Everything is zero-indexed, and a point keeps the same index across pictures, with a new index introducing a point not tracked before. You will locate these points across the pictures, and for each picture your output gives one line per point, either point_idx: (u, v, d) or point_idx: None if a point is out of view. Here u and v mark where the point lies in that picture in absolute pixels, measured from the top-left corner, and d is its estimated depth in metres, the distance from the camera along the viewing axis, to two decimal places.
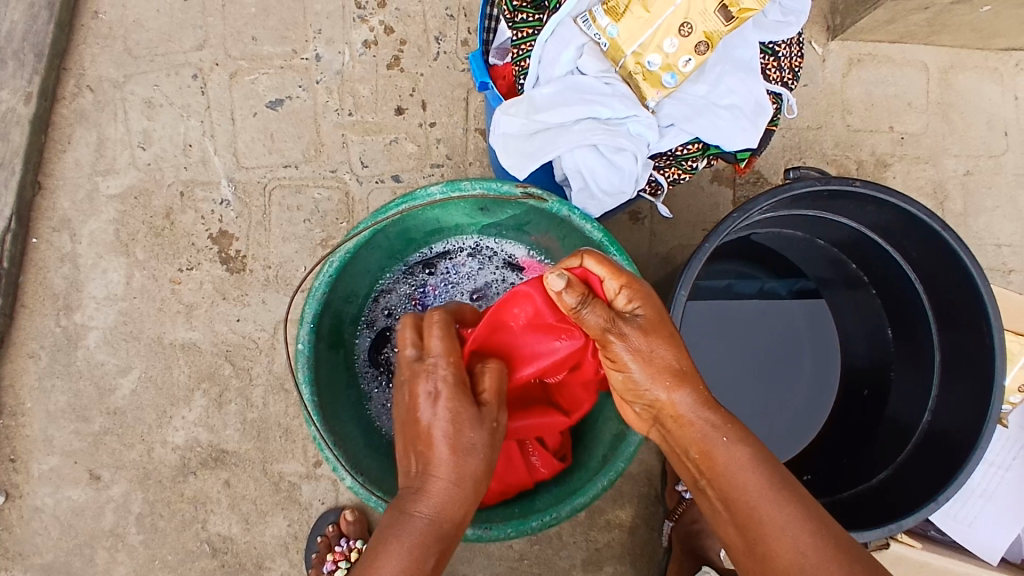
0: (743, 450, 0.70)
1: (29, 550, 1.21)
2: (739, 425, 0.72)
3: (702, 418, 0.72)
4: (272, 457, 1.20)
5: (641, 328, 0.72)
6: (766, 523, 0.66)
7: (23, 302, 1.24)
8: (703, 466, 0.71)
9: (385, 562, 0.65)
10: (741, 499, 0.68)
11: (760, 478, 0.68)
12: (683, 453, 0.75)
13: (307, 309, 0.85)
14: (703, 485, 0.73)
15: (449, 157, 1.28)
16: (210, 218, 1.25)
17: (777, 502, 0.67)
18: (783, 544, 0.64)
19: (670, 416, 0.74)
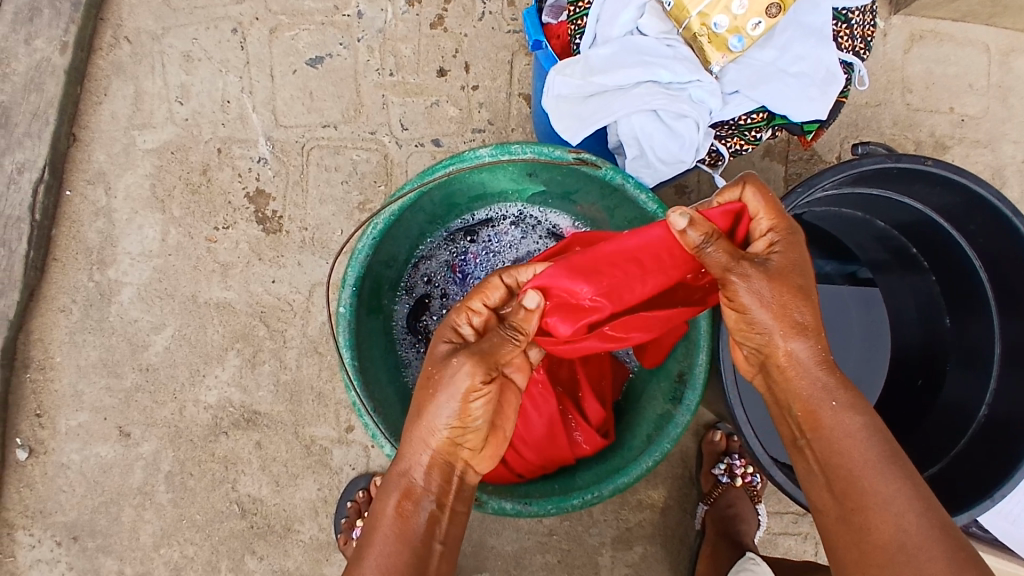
0: (854, 418, 0.67)
1: (53, 506, 1.20)
2: (853, 390, 0.69)
3: (814, 378, 0.68)
4: (304, 420, 1.20)
5: (769, 274, 0.67)
6: (868, 493, 0.65)
7: (55, 255, 1.23)
8: (807, 425, 0.69)
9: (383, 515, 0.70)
10: (843, 466, 0.66)
11: (869, 451, 0.66)
12: (784, 408, 0.72)
13: (349, 271, 0.82)
14: (801, 445, 0.70)
15: (491, 122, 1.24)
16: (247, 176, 1.23)
17: (885, 473, 0.65)
18: (884, 517, 0.64)
19: (778, 365, 0.70)
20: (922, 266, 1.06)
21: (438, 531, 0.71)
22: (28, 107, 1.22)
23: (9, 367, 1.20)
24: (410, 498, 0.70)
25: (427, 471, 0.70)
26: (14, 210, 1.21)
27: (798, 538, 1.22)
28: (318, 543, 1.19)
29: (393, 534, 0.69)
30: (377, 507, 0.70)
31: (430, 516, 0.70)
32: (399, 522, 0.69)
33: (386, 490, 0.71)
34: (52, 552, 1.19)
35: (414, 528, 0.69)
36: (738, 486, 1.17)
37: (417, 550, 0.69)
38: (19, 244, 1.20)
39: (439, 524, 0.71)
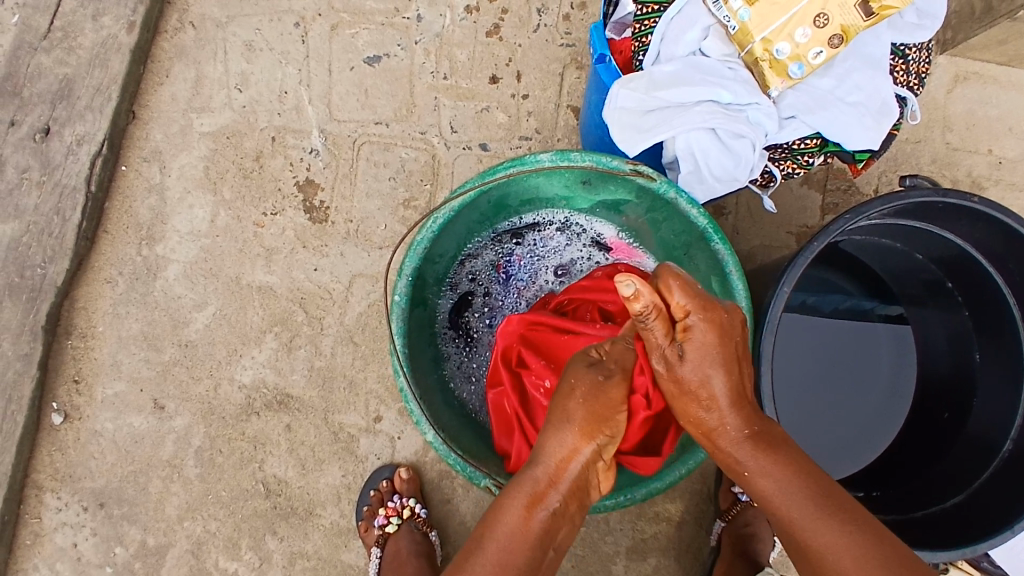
0: (771, 479, 0.72)
1: (83, 472, 1.22)
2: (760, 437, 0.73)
3: (739, 449, 0.74)
4: (334, 407, 1.22)
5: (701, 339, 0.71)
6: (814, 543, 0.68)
7: (106, 227, 1.26)
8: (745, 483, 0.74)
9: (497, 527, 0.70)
10: (794, 535, 0.70)
11: (800, 512, 0.70)
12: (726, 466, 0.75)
13: (407, 261, 0.85)
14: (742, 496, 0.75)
15: (538, 131, 1.27)
16: (298, 165, 1.26)
17: (825, 530, 0.68)
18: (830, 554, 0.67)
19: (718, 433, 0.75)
20: (956, 302, 1.06)
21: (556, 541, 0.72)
22: (92, 82, 1.26)
23: (52, 333, 1.23)
24: (535, 503, 0.71)
25: (560, 474, 0.72)
26: (70, 180, 1.25)
27: None
28: (339, 528, 1.21)
29: (519, 537, 0.69)
30: (504, 504, 0.71)
31: (551, 524, 0.71)
32: (528, 525, 0.70)
33: (515, 488, 0.72)
34: (78, 517, 1.21)
35: (538, 524, 0.70)
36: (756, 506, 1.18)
37: (533, 554, 0.69)
38: (74, 213, 1.24)
39: (558, 536, 0.72)
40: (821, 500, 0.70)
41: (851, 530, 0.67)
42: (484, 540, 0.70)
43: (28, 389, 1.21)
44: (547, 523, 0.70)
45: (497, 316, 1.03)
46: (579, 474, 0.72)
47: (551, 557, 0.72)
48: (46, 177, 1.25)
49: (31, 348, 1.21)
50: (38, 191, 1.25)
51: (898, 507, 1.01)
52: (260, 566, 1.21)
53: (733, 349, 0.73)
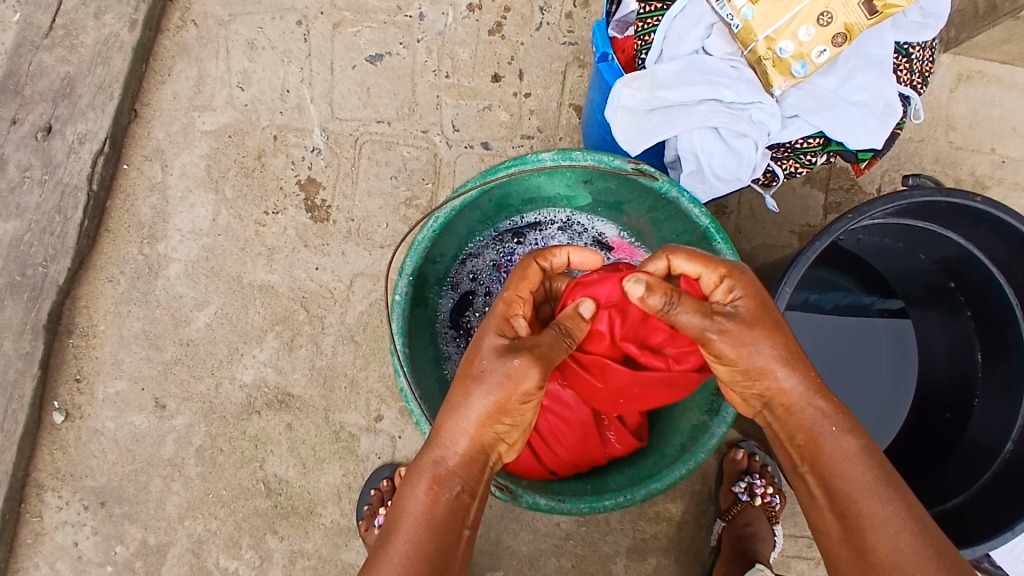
0: (850, 441, 0.69)
1: (83, 471, 1.22)
2: (848, 415, 0.71)
3: (812, 406, 0.71)
4: (335, 406, 1.22)
5: (744, 321, 0.69)
6: (866, 516, 0.66)
7: (108, 226, 1.26)
8: (807, 452, 0.71)
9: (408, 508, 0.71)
10: (843, 489, 0.68)
11: (865, 474, 0.68)
12: (785, 439, 0.74)
13: (408, 260, 0.85)
14: (803, 472, 0.72)
15: (540, 130, 1.27)
16: (300, 163, 1.26)
17: (880, 494, 0.67)
18: (882, 540, 0.65)
19: (782, 404, 0.72)
20: (959, 303, 1.05)
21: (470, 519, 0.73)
22: (94, 81, 1.26)
23: (53, 331, 1.23)
24: (439, 485, 0.71)
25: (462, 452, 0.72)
26: (72, 179, 1.25)
27: (814, 563, 1.22)
28: (340, 528, 1.21)
29: (422, 522, 0.69)
30: (409, 489, 0.72)
31: (461, 504, 0.71)
32: (428, 513, 0.70)
33: (420, 475, 0.72)
34: (79, 516, 1.21)
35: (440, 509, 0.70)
36: (756, 505, 1.18)
37: (442, 539, 0.69)
38: (75, 212, 1.24)
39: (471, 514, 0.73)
40: (880, 468, 0.68)
41: (903, 504, 0.66)
42: (396, 525, 0.70)
43: (29, 388, 1.21)
44: (452, 503, 0.71)
45: None
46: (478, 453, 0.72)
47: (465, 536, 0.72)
48: (48, 175, 1.25)
49: (32, 347, 1.21)
50: (40, 189, 1.25)
51: None
52: (260, 565, 1.20)
53: (780, 336, 0.70)
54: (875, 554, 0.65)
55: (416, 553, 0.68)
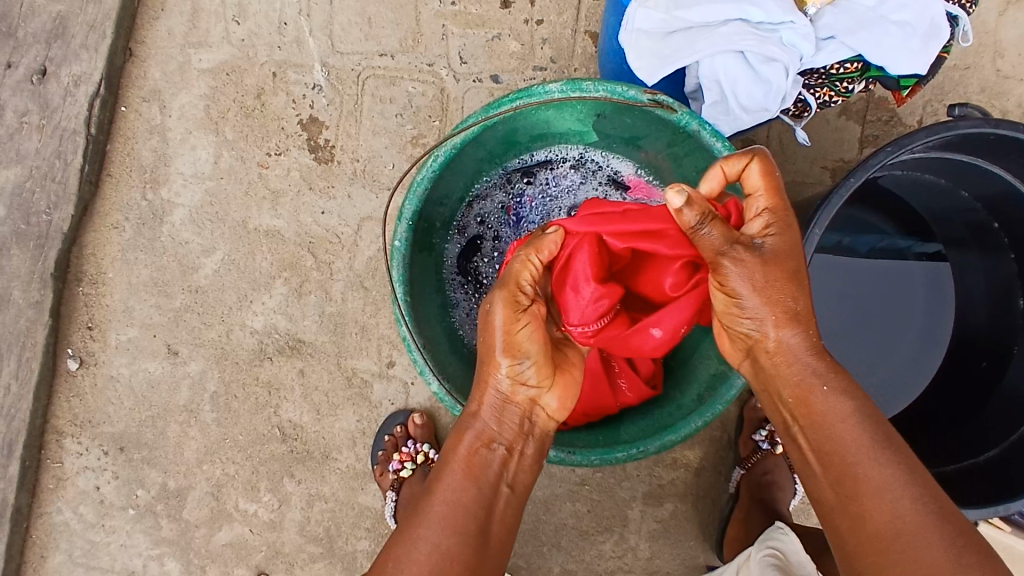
0: (844, 401, 0.66)
1: (101, 417, 1.24)
2: (846, 375, 0.68)
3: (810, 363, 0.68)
4: (347, 352, 1.20)
5: (762, 258, 0.65)
6: (864, 483, 0.63)
7: (109, 171, 1.23)
8: (798, 412, 0.68)
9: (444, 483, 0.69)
10: (837, 453, 0.65)
11: (862, 436, 0.64)
12: (774, 395, 0.71)
13: (407, 204, 0.80)
14: (794, 432, 0.69)
15: (553, 60, 1.19)
16: (301, 102, 1.20)
17: (880, 457, 0.63)
18: (881, 506, 0.62)
19: (765, 351, 0.69)
20: (1002, 246, 0.97)
21: (508, 475, 0.71)
22: (86, 18, 1.21)
23: (62, 279, 1.22)
24: (487, 443, 0.70)
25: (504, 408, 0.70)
26: (70, 122, 1.21)
27: None
28: (355, 472, 1.21)
29: (463, 474, 0.69)
30: (450, 446, 0.71)
31: (502, 459, 0.70)
32: (468, 466, 0.69)
33: (461, 429, 0.71)
34: (99, 461, 1.24)
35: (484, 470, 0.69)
36: (776, 454, 1.15)
37: (482, 495, 0.68)
38: (75, 156, 1.20)
39: (509, 468, 0.71)
40: (877, 428, 0.65)
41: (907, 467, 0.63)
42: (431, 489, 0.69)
43: (42, 336, 1.21)
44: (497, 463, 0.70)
45: None
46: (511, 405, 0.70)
47: (506, 494, 0.70)
48: (46, 120, 1.21)
49: (42, 296, 1.21)
50: (39, 134, 1.21)
51: (931, 462, 0.96)
52: (279, 508, 1.22)
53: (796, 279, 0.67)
54: (873, 517, 0.62)
55: (454, 505, 0.67)
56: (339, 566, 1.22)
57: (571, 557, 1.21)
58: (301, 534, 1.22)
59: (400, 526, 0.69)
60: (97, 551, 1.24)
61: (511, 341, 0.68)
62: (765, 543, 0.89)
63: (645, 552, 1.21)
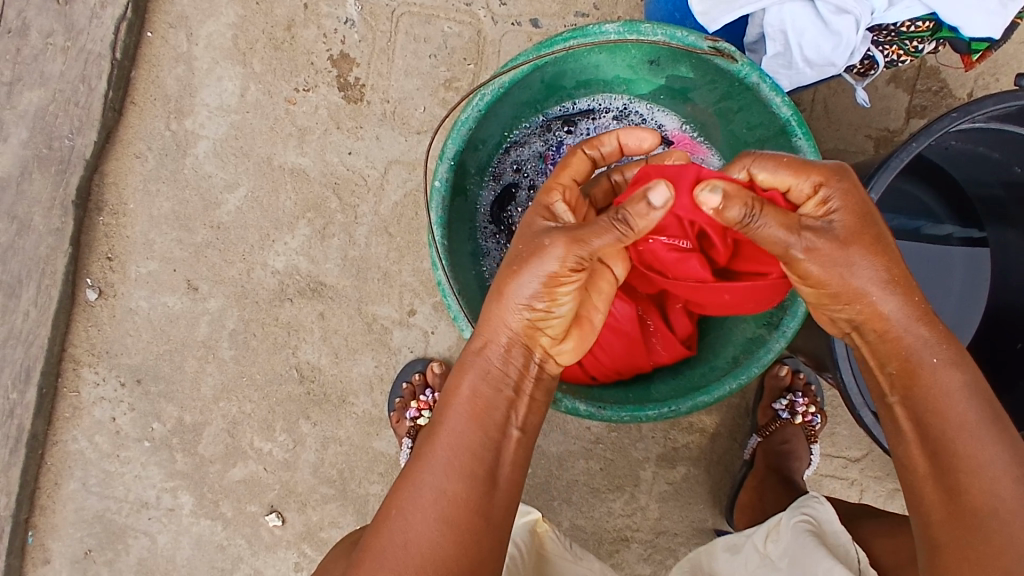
0: (953, 375, 0.62)
1: (120, 348, 1.23)
2: (956, 347, 0.64)
3: (913, 332, 0.64)
4: (368, 298, 1.19)
5: (837, 239, 0.63)
6: (963, 457, 0.60)
7: (134, 98, 1.20)
8: (901, 380, 0.65)
9: (445, 428, 0.68)
10: (939, 426, 0.62)
11: (969, 410, 0.61)
12: (876, 365, 0.68)
13: (449, 144, 0.78)
14: (892, 399, 0.66)
15: (596, 7, 1.14)
16: (332, 36, 1.16)
17: (985, 436, 0.60)
18: (981, 481, 0.59)
19: (875, 330, 0.66)
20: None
21: (515, 416, 0.69)
22: None
23: (83, 208, 1.20)
24: (493, 384, 0.69)
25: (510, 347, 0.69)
26: (95, 46, 1.17)
27: (846, 483, 1.19)
28: (371, 417, 1.21)
29: (467, 416, 0.68)
30: (454, 387, 0.70)
31: (507, 402, 0.69)
32: (473, 408, 0.68)
33: (465, 371, 0.70)
34: (116, 392, 1.24)
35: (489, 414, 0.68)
36: (796, 423, 1.14)
37: (486, 438, 0.67)
38: (100, 81, 1.17)
39: (516, 410, 0.69)
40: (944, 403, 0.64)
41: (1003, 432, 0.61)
42: (438, 425, 0.69)
43: (61, 265, 1.20)
44: (501, 406, 0.69)
45: None
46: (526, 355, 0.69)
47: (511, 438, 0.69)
48: (71, 42, 1.18)
49: (63, 223, 1.19)
50: (64, 56, 1.18)
51: None
52: (293, 448, 1.22)
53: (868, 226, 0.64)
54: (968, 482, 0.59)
55: (459, 450, 0.66)
56: (351, 508, 1.22)
57: (581, 512, 1.22)
58: (314, 474, 1.22)
59: (405, 466, 0.69)
60: (112, 480, 1.25)
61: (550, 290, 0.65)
62: (797, 508, 0.87)
63: (654, 512, 1.21)
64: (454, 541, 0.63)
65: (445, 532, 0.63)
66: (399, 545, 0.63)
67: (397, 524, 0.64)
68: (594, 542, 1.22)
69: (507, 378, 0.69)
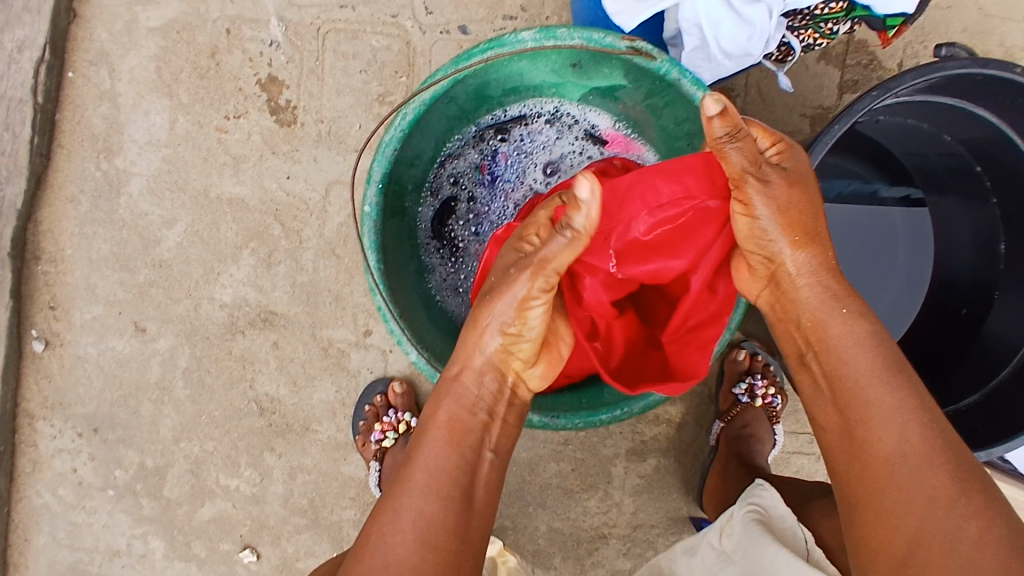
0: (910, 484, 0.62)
1: (73, 398, 1.20)
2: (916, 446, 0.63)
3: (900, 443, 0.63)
4: (321, 322, 1.16)
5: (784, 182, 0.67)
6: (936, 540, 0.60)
7: (61, 142, 1.16)
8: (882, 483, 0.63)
9: (419, 456, 0.69)
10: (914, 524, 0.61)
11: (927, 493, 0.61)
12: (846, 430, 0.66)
13: (375, 167, 0.75)
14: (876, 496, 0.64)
15: (524, 8, 1.12)
16: (258, 60, 1.13)
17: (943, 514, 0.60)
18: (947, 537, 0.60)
19: (788, 276, 0.70)
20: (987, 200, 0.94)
21: (491, 439, 0.71)
22: None
23: (20, 258, 1.17)
24: (468, 409, 0.70)
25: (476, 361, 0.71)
26: (15, 91, 1.13)
27: (813, 458, 1.20)
28: (336, 443, 1.19)
29: (443, 442, 0.69)
30: (431, 413, 0.71)
31: (483, 424, 0.71)
32: (449, 431, 0.69)
33: (442, 399, 0.71)
34: (74, 443, 1.20)
35: (463, 438, 0.69)
36: (757, 406, 1.15)
37: (466, 458, 0.69)
38: (23, 127, 1.13)
39: (492, 432, 0.71)
40: (888, 369, 0.65)
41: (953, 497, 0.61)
42: (415, 450, 0.70)
43: (3, 319, 1.16)
44: (476, 427, 0.70)
45: (484, 223, 0.94)
46: (500, 376, 0.71)
47: (488, 460, 0.71)
48: None
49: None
50: None
51: None
52: (261, 482, 1.20)
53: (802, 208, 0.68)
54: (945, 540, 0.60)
55: (436, 472, 0.67)
56: (326, 536, 1.20)
57: (557, 515, 1.21)
58: (284, 506, 1.20)
59: (382, 495, 0.69)
60: (78, 533, 1.22)
61: (524, 296, 0.67)
62: (746, 499, 0.92)
63: (629, 507, 1.20)
64: (436, 560, 0.63)
65: (427, 551, 0.63)
66: (382, 569, 0.63)
67: (378, 548, 0.64)
68: (573, 543, 1.21)
69: (482, 402, 0.71)
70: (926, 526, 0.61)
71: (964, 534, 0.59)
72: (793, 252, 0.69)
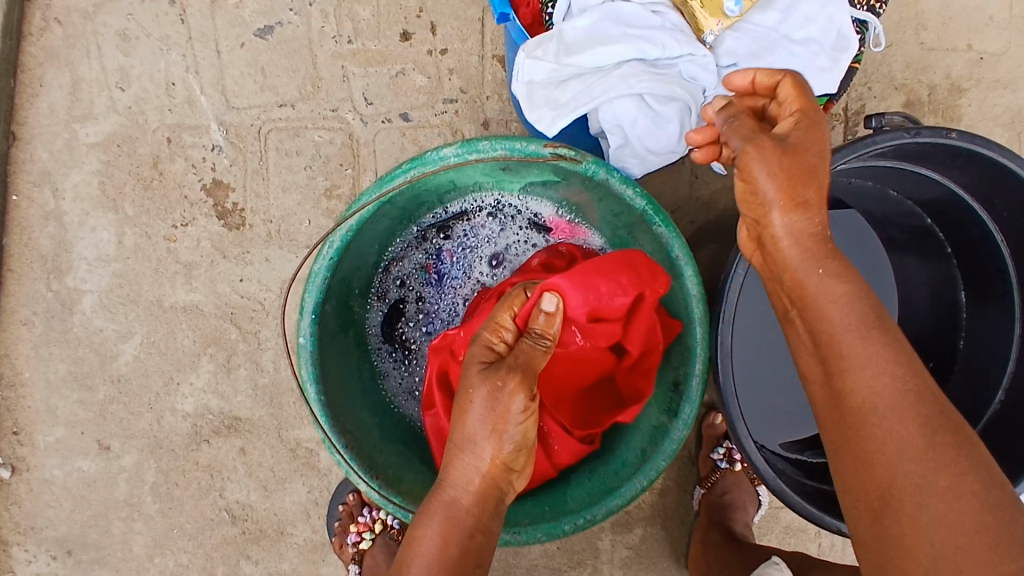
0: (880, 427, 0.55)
1: (43, 523, 1.17)
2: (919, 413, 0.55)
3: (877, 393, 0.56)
4: (287, 423, 1.14)
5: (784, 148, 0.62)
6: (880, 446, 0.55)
7: (10, 265, 1.14)
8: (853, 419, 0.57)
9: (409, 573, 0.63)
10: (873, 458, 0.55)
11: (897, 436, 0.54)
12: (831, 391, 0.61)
13: (307, 297, 0.75)
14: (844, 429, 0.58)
15: (463, 90, 1.13)
16: (202, 166, 1.12)
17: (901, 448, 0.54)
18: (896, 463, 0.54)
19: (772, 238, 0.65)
20: (944, 253, 0.96)
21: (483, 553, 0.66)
22: None
23: None
24: (456, 520, 0.65)
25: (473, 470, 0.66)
26: None
27: None
28: (313, 544, 1.16)
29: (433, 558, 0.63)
30: (418, 534, 0.65)
31: (473, 535, 0.65)
32: (440, 549, 0.63)
33: (431, 514, 0.66)
34: (47, 567, 1.17)
35: (452, 554, 0.64)
36: (736, 471, 1.14)
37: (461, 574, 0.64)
38: None
39: (485, 545, 0.66)
40: (868, 324, 0.58)
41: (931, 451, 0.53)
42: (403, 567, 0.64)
43: None
44: (466, 540, 0.65)
45: (435, 322, 0.93)
46: (488, 478, 0.67)
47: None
48: None
49: None
50: None
51: None
52: None
53: (804, 178, 0.63)
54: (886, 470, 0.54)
55: None
56: None
57: None
58: None
59: None
60: None
61: (504, 404, 0.63)
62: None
63: None
64: None
65: None
66: None
67: None
68: None
69: (472, 512, 0.66)
70: (889, 460, 0.54)
71: (934, 487, 0.52)
72: (783, 217, 0.64)
